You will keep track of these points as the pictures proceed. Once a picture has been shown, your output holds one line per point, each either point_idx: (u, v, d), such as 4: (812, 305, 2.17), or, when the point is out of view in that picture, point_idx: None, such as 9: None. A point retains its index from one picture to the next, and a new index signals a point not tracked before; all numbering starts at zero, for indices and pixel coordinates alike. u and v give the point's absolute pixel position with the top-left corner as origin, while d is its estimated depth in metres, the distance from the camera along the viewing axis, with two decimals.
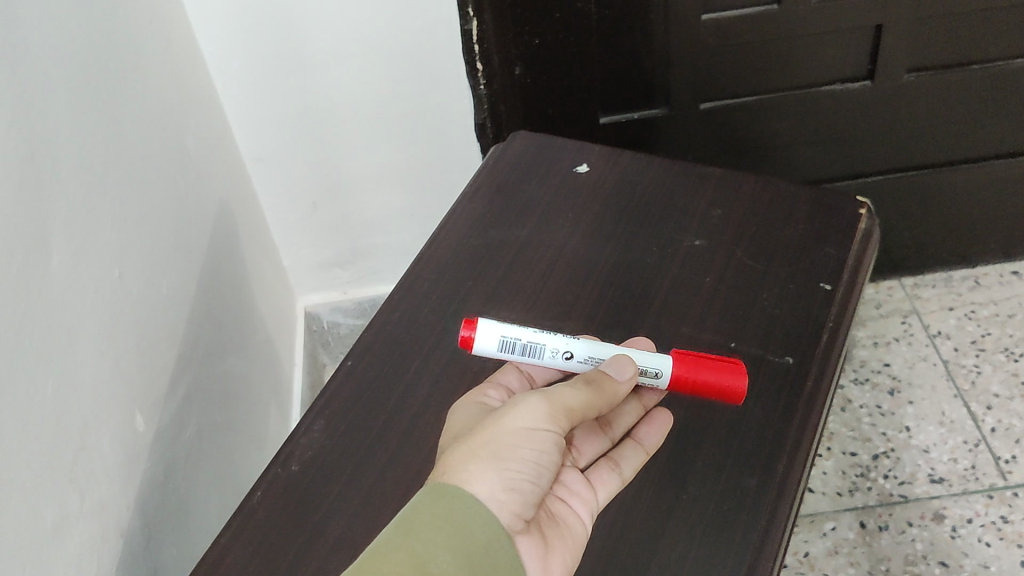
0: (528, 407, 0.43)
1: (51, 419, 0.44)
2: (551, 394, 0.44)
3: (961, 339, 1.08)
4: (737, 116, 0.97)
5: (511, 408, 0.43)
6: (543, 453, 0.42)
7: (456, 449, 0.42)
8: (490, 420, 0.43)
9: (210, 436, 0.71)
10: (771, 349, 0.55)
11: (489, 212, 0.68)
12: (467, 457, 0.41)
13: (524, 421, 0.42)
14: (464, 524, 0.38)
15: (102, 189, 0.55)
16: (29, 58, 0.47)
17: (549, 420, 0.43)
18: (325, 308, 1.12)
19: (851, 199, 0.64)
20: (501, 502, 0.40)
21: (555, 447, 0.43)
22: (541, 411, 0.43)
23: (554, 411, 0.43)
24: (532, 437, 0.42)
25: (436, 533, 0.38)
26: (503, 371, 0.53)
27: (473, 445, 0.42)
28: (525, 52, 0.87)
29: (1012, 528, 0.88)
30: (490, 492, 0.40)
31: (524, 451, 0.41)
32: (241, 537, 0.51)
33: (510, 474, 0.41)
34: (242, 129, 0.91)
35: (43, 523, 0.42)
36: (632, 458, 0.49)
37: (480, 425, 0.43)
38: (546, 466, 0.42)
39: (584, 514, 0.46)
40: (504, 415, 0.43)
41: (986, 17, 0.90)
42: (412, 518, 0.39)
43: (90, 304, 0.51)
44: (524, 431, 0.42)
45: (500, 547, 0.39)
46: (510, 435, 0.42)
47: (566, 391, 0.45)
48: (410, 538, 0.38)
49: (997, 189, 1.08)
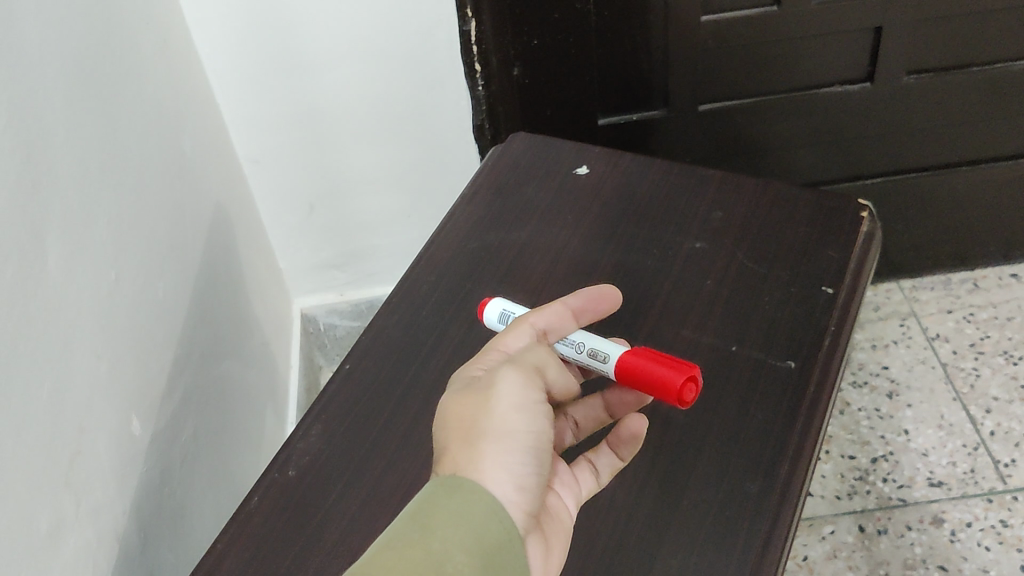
0: (511, 385, 0.41)
1: (46, 423, 0.44)
2: (521, 363, 0.43)
3: (960, 342, 1.08)
4: (737, 118, 0.97)
5: (493, 387, 0.41)
6: (538, 434, 0.41)
7: (458, 447, 0.40)
8: (474, 405, 0.41)
9: (207, 440, 0.70)
10: (773, 354, 0.55)
11: (487, 214, 0.68)
12: (472, 454, 0.39)
13: (513, 401, 0.41)
14: (480, 523, 0.37)
15: (99, 192, 0.54)
16: (25, 58, 0.47)
17: (532, 393, 0.42)
18: (322, 310, 1.11)
19: (853, 202, 0.63)
20: (512, 500, 0.39)
21: (545, 424, 0.42)
22: (525, 385, 0.42)
23: (532, 381, 0.42)
24: (525, 417, 0.41)
25: (454, 531, 0.36)
26: (512, 333, 0.46)
27: (474, 440, 0.40)
28: (523, 53, 0.85)
29: (1012, 532, 0.88)
30: (502, 493, 0.39)
31: (522, 435, 0.40)
32: (239, 542, 0.50)
33: (516, 468, 0.40)
34: (238, 129, 0.90)
35: (38, 528, 0.41)
36: (608, 465, 0.49)
37: (469, 412, 0.41)
38: (542, 448, 0.41)
39: (569, 502, 0.46)
40: (489, 397, 0.41)
41: (986, 19, 0.90)
42: (427, 514, 0.37)
43: (85, 306, 0.50)
44: (515, 411, 0.41)
45: (516, 546, 0.38)
46: (506, 422, 0.40)
47: (525, 355, 0.44)
48: (427, 534, 0.36)
49: (996, 191, 1.08)
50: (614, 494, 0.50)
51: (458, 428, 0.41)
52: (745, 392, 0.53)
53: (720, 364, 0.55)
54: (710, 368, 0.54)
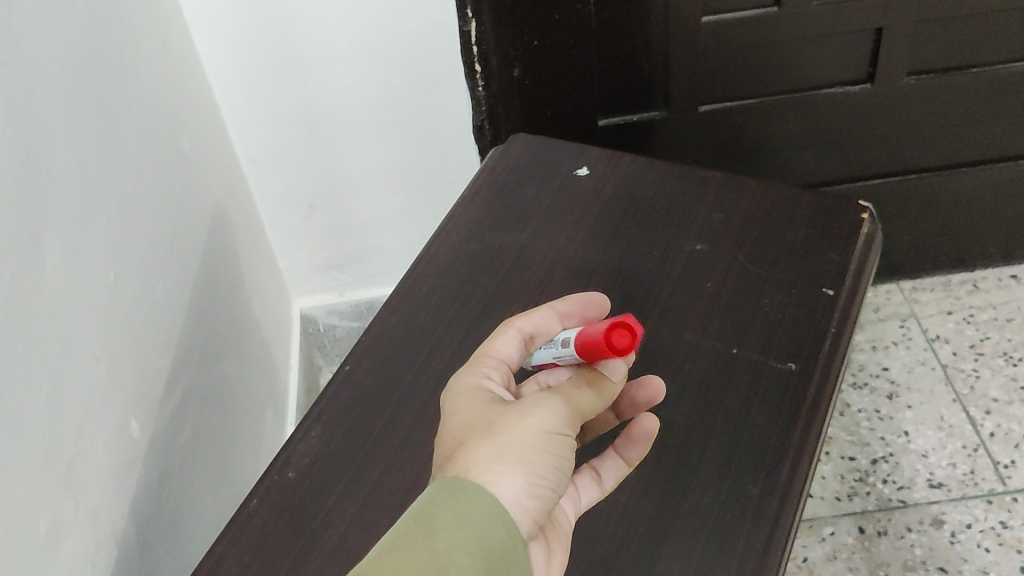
0: (549, 410, 0.42)
1: (45, 425, 0.43)
2: (569, 400, 0.43)
3: (959, 343, 1.08)
4: (737, 119, 0.97)
5: (531, 407, 0.42)
6: (564, 459, 0.41)
7: (479, 446, 0.40)
8: (509, 417, 0.41)
9: (206, 441, 0.70)
10: (773, 356, 0.54)
11: (487, 215, 0.68)
12: (492, 456, 0.40)
13: (546, 426, 0.41)
14: (483, 526, 0.37)
15: (97, 193, 0.54)
16: (23, 59, 0.47)
17: (568, 425, 0.42)
18: (321, 311, 1.11)
19: (854, 204, 0.63)
20: (523, 507, 0.39)
21: (571, 453, 0.42)
22: (562, 415, 0.42)
23: (572, 415, 0.42)
24: (554, 441, 0.41)
25: (456, 533, 0.36)
26: (504, 339, 0.48)
27: (497, 444, 0.40)
28: (524, 53, 0.85)
29: (1012, 533, 0.88)
30: (513, 498, 0.39)
31: (547, 456, 0.40)
32: (238, 544, 0.50)
33: (534, 478, 0.40)
34: (237, 129, 0.90)
35: (37, 530, 0.41)
36: (613, 469, 0.48)
37: (501, 420, 0.41)
38: (564, 473, 0.41)
39: (569, 512, 0.45)
40: (527, 413, 0.41)
41: (986, 21, 0.90)
42: (431, 515, 0.37)
43: (84, 308, 0.50)
44: (546, 434, 0.41)
45: (519, 550, 0.38)
46: (533, 438, 0.40)
47: (576, 395, 0.44)
48: (429, 535, 0.36)
49: (996, 192, 1.07)
50: (615, 497, 0.49)
51: (483, 428, 0.41)
52: (746, 395, 0.53)
53: (720, 366, 0.55)
54: (711, 370, 0.54)
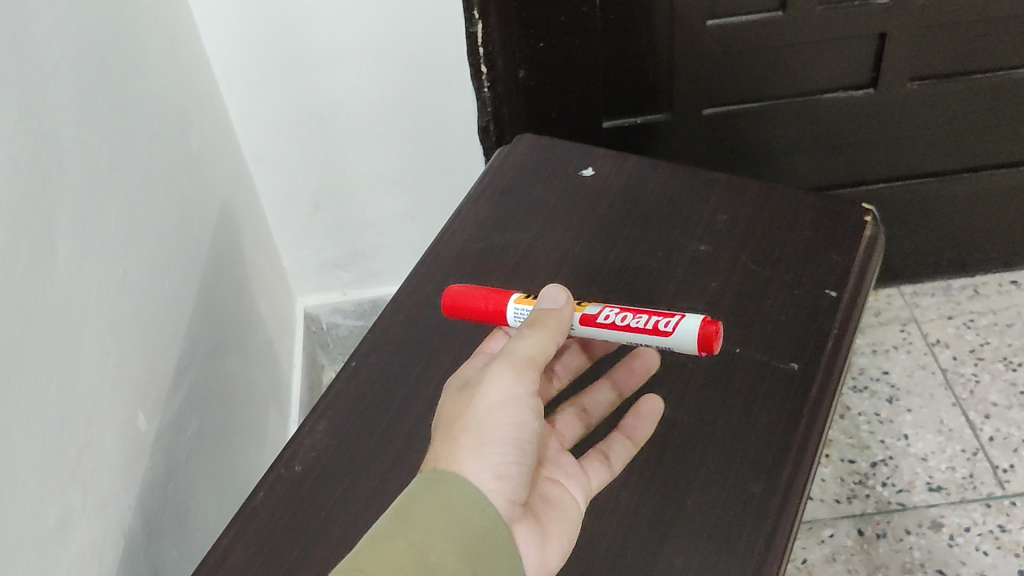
0: (496, 380, 0.43)
1: (54, 416, 0.44)
2: (511, 356, 0.44)
3: (960, 347, 1.08)
4: (740, 122, 0.97)
5: (479, 383, 0.44)
6: (522, 427, 0.43)
7: (441, 439, 0.43)
8: (465, 401, 0.44)
9: (210, 436, 0.70)
10: (776, 356, 0.55)
11: (493, 214, 0.68)
12: (451, 447, 0.42)
13: (495, 397, 0.43)
14: (460, 513, 0.39)
15: (106, 188, 0.54)
16: (35, 54, 0.47)
17: (518, 386, 0.43)
18: (324, 309, 1.11)
19: (857, 206, 0.64)
20: (491, 489, 0.41)
21: (531, 412, 0.43)
22: (508, 379, 0.43)
23: (518, 375, 0.44)
24: (507, 410, 0.43)
25: (434, 524, 0.38)
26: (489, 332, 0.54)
27: (454, 434, 0.42)
28: (529, 54, 0.85)
29: (1010, 537, 0.89)
30: (482, 481, 0.41)
31: (504, 428, 0.42)
32: (243, 538, 0.51)
33: (493, 458, 0.42)
34: (244, 127, 0.91)
35: (45, 521, 0.42)
36: (621, 450, 0.51)
37: (457, 408, 0.44)
38: (525, 441, 0.43)
39: (578, 495, 0.48)
40: (476, 393, 0.43)
41: (989, 27, 0.90)
42: (410, 510, 0.39)
43: (93, 301, 0.50)
44: (498, 408, 0.43)
45: (497, 534, 0.40)
46: (486, 415, 0.43)
47: (518, 347, 0.44)
48: (408, 527, 0.38)
49: (997, 198, 1.08)
50: (618, 494, 0.50)
51: (444, 422, 0.44)
52: (749, 394, 0.53)
53: (723, 365, 0.55)
54: (714, 370, 0.55)
